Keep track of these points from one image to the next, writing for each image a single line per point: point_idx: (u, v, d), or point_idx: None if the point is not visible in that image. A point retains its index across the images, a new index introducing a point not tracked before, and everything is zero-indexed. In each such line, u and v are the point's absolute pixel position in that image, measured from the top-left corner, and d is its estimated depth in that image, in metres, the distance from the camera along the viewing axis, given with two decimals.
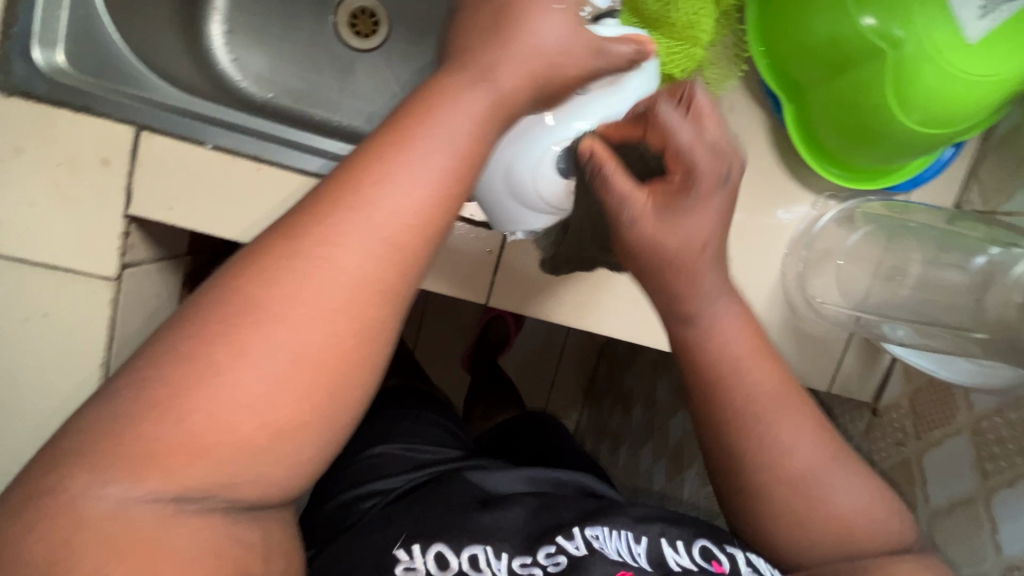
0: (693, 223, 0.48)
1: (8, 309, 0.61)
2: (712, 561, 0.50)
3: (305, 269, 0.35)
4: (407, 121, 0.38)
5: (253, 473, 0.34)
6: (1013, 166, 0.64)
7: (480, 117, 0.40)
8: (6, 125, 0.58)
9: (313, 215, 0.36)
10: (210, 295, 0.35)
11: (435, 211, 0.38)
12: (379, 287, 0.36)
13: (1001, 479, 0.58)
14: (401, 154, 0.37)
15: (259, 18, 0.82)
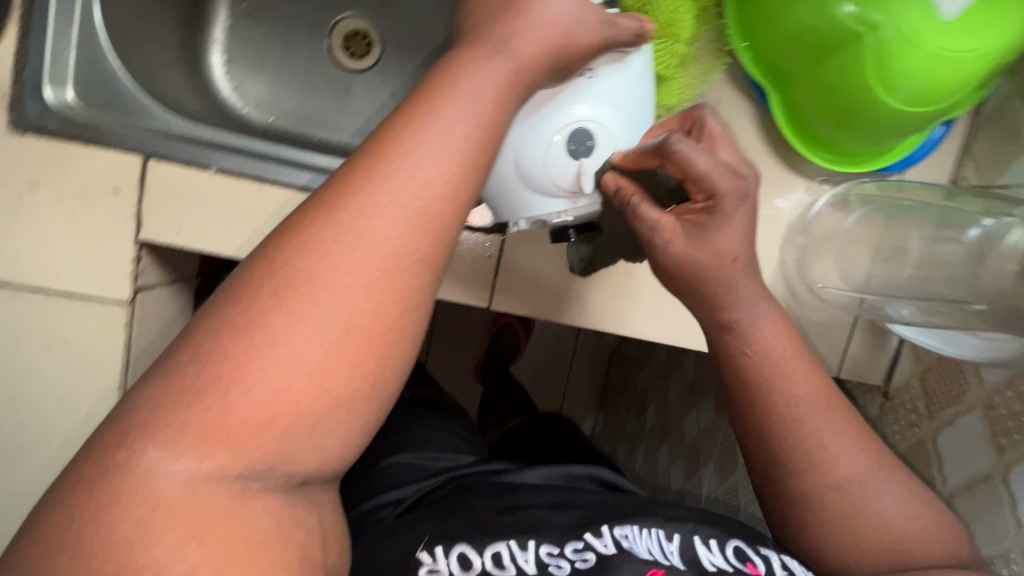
0: (721, 238, 0.49)
1: (28, 338, 0.63)
2: (747, 562, 0.49)
3: (346, 239, 0.36)
4: (428, 97, 0.40)
5: (314, 441, 0.34)
6: (1005, 140, 0.65)
7: (476, 117, 0.40)
8: (21, 162, 0.61)
9: (346, 188, 0.37)
10: (252, 272, 0.36)
11: (464, 181, 0.39)
12: (418, 252, 0.37)
13: (1016, 453, 0.57)
14: (426, 128, 0.39)
15: (257, 46, 0.85)
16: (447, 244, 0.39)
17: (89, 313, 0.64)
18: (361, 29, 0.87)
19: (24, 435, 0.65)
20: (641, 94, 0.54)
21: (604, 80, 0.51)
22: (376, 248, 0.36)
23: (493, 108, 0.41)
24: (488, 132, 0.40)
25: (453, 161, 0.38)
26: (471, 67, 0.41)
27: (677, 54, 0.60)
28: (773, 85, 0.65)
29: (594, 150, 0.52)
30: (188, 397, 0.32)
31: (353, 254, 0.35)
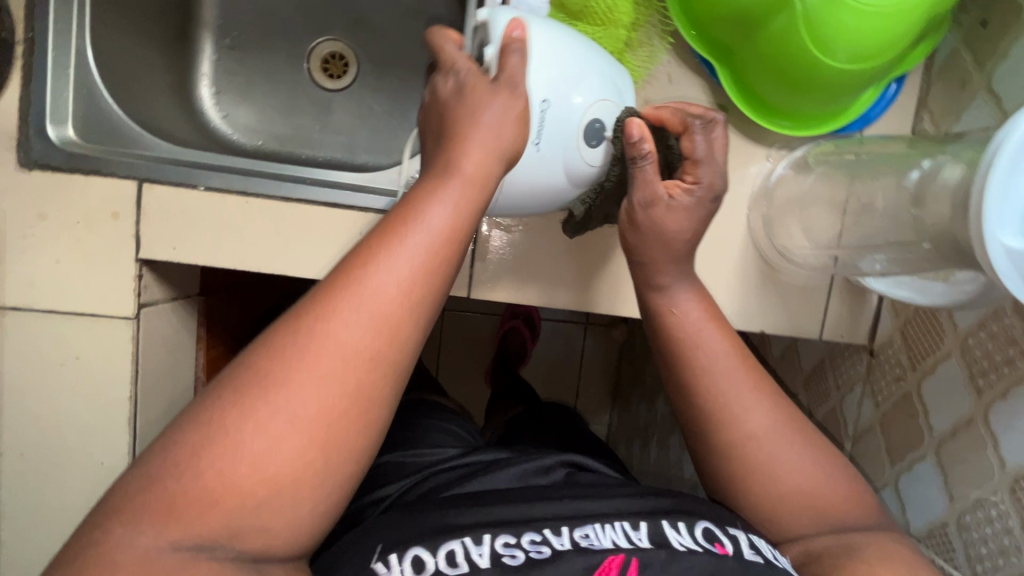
0: (682, 219, 0.58)
1: (44, 357, 0.68)
2: (715, 542, 0.49)
3: (307, 346, 0.40)
4: (399, 214, 0.45)
5: (258, 524, 0.38)
6: (955, 90, 0.66)
7: (446, 225, 0.44)
8: (31, 197, 0.66)
9: (318, 299, 0.42)
10: (231, 369, 0.41)
11: (423, 296, 0.43)
12: (370, 359, 0.40)
13: (994, 392, 0.57)
14: (394, 247, 0.43)
15: (242, 76, 0.90)
16: (409, 354, 0.42)
17: (99, 330, 0.69)
18: (338, 51, 0.93)
19: (45, 450, 0.70)
20: (590, 53, 0.57)
21: (556, 85, 0.55)
22: (342, 361, 0.40)
23: (458, 216, 0.45)
24: (445, 243, 0.44)
25: (416, 278, 0.42)
26: (435, 183, 0.46)
27: (617, 39, 0.64)
28: (722, 62, 0.68)
29: (606, 123, 0.57)
30: (162, 475, 0.37)
31: (320, 366, 0.39)
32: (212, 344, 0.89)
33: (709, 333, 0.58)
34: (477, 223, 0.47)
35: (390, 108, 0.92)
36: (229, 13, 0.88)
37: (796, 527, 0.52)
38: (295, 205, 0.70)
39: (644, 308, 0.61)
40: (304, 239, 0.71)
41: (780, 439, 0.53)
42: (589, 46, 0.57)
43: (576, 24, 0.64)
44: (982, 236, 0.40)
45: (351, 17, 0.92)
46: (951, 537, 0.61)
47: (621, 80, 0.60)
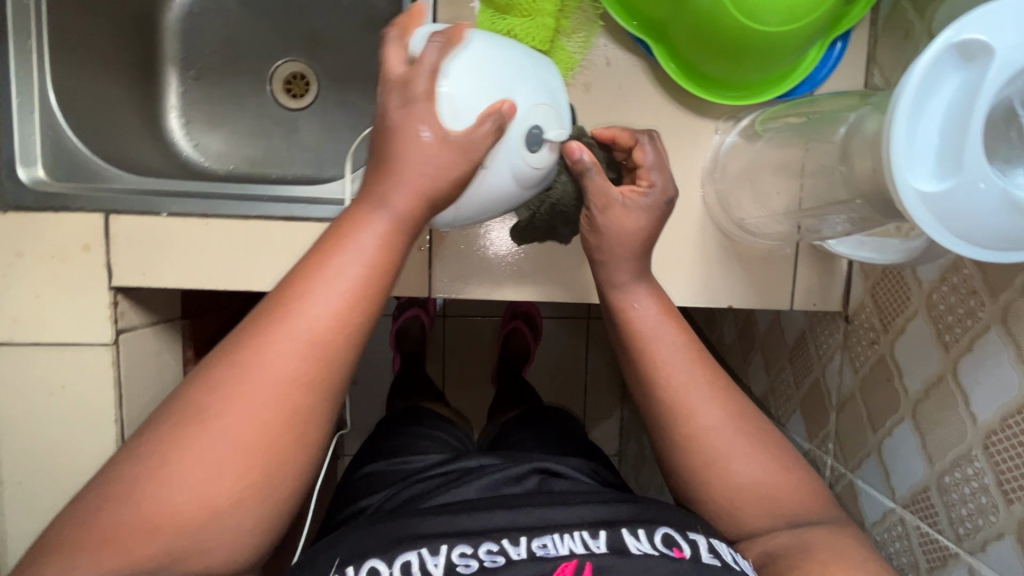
0: (634, 217, 0.56)
1: (33, 388, 0.72)
2: (673, 548, 0.50)
3: (241, 375, 0.42)
4: (330, 242, 0.46)
5: (202, 543, 0.41)
6: (900, 41, 0.64)
7: (373, 252, 0.45)
8: (8, 236, 0.70)
9: (251, 331, 0.44)
10: (174, 400, 0.43)
11: (353, 317, 0.44)
12: (301, 384, 0.42)
13: (961, 347, 0.55)
14: (322, 272, 0.44)
15: (209, 104, 0.93)
16: (340, 373, 0.44)
17: (81, 358, 0.72)
18: (298, 71, 0.95)
19: (40, 477, 0.73)
20: (516, 53, 0.53)
21: (491, 100, 0.49)
22: (272, 383, 0.42)
23: (386, 241, 0.46)
24: (376, 269, 0.45)
25: (343, 300, 0.44)
26: (363, 209, 0.46)
27: (547, 27, 0.65)
28: (659, 41, 0.67)
29: (547, 123, 0.53)
30: (106, 505, 0.39)
31: (251, 390, 0.42)
32: (201, 365, 0.92)
33: (666, 332, 0.56)
34: (408, 245, 0.47)
35: (352, 122, 0.94)
36: (191, 45, 0.91)
37: (740, 525, 0.53)
38: (254, 222, 0.72)
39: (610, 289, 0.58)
40: (266, 253, 0.73)
41: (733, 433, 0.53)
42: (511, 52, 0.53)
43: (504, 17, 0.65)
44: (894, 182, 0.39)
45: (308, 37, 0.94)
46: (933, 501, 0.59)
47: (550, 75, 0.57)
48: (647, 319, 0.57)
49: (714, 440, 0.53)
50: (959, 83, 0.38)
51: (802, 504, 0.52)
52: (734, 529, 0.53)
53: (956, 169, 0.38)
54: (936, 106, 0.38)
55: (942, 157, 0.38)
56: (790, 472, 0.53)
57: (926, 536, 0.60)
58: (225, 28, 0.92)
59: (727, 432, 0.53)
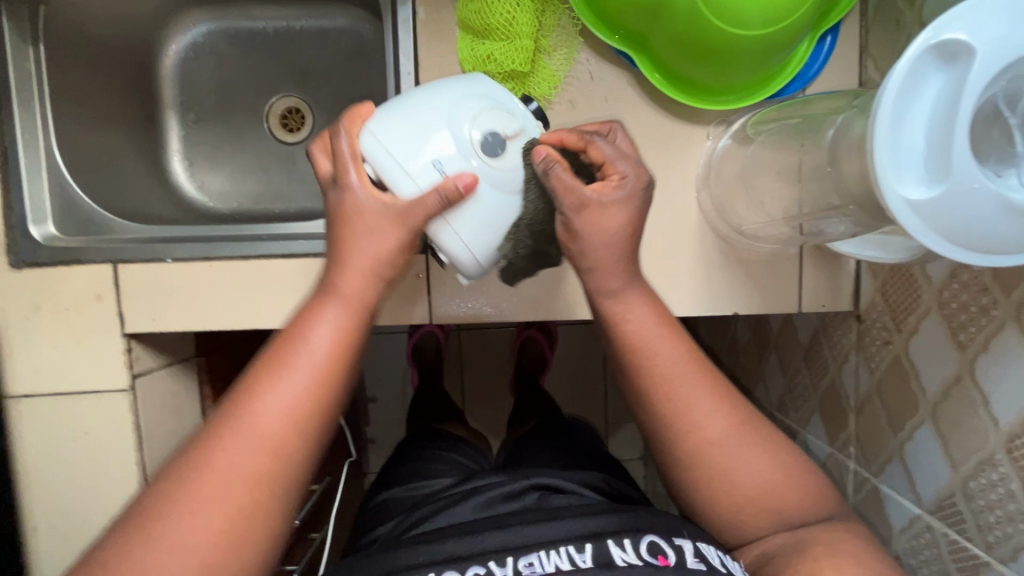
0: (611, 215, 0.51)
1: (57, 436, 0.74)
2: (658, 556, 0.50)
3: (201, 471, 0.44)
4: (287, 338, 0.50)
5: None
6: (892, 32, 0.62)
7: (329, 343, 0.49)
8: (26, 292, 0.73)
9: (212, 428, 0.46)
10: (135, 502, 0.45)
11: (309, 412, 0.47)
12: (259, 476, 0.45)
13: (977, 347, 0.53)
14: (276, 372, 0.48)
15: (209, 144, 0.94)
16: (299, 466, 0.47)
17: (100, 405, 0.74)
18: (293, 105, 0.96)
19: (71, 521, 0.75)
20: (444, 85, 0.54)
21: (428, 141, 0.51)
22: (229, 486, 0.44)
23: (341, 332, 0.50)
24: (332, 360, 0.49)
25: (298, 396, 0.47)
26: (315, 305, 0.51)
27: (527, 49, 0.65)
28: (642, 52, 0.67)
29: (494, 124, 0.51)
30: None
31: (208, 495, 0.44)
32: (219, 400, 0.94)
33: (663, 341, 0.54)
34: (360, 334, 0.52)
35: None
36: (189, 90, 0.93)
37: (742, 533, 0.52)
38: (255, 261, 0.73)
39: (602, 295, 0.55)
40: (269, 290, 0.74)
41: (737, 439, 0.52)
42: (438, 89, 0.53)
43: (484, 42, 0.66)
44: (881, 191, 0.38)
45: (301, 72, 0.95)
46: (960, 508, 0.56)
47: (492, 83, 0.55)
48: (643, 328, 0.54)
49: (721, 454, 0.51)
50: (942, 83, 0.36)
51: (810, 513, 0.52)
52: (742, 536, 0.52)
53: (945, 175, 0.36)
54: (920, 111, 0.37)
55: (930, 158, 0.37)
56: (804, 487, 0.52)
57: (955, 544, 0.57)
58: (220, 70, 0.94)
59: (731, 443, 0.52)
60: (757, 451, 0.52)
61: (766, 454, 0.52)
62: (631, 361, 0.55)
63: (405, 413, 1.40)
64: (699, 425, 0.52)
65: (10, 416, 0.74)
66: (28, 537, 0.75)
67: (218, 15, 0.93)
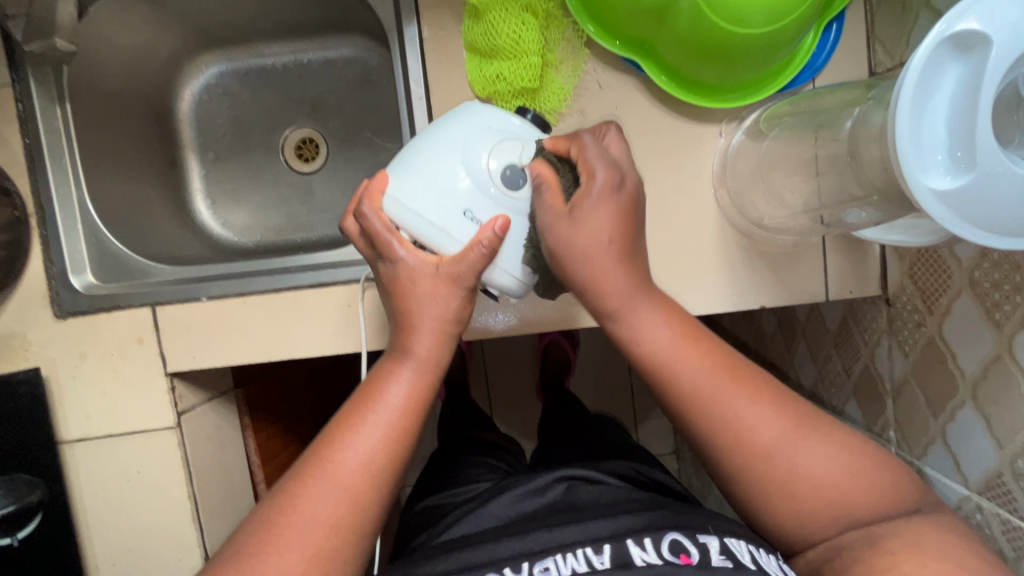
0: (591, 223, 0.51)
1: (111, 477, 0.77)
2: (680, 555, 0.49)
3: (280, 521, 0.46)
4: (364, 395, 0.52)
5: None
6: (898, 15, 0.62)
7: (400, 400, 0.51)
8: (71, 341, 0.76)
9: (292, 479, 0.49)
10: (217, 551, 0.47)
11: (384, 467, 0.49)
12: (336, 527, 0.46)
13: (1013, 325, 0.52)
14: (357, 427, 0.50)
15: (229, 181, 0.97)
16: (370, 519, 0.48)
17: (149, 443, 0.77)
18: (307, 135, 0.99)
19: (131, 559, 0.78)
20: (443, 134, 0.57)
21: (454, 199, 0.55)
22: (309, 536, 0.45)
23: (410, 392, 0.52)
24: (405, 416, 0.51)
25: (374, 452, 0.49)
26: (392, 363, 0.53)
27: (534, 66, 0.66)
28: (647, 57, 0.68)
29: (505, 162, 0.55)
30: None
31: (289, 544, 0.45)
32: (259, 428, 0.96)
33: (682, 341, 0.53)
34: (431, 391, 0.53)
35: (363, 176, 0.96)
36: (206, 131, 0.96)
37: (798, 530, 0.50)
38: (285, 293, 0.76)
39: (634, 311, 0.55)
40: (301, 320, 0.76)
41: (788, 437, 0.50)
42: (442, 140, 0.57)
43: (492, 62, 0.67)
44: (906, 182, 0.38)
45: (310, 103, 0.98)
46: (1010, 487, 0.56)
47: (485, 115, 0.58)
48: (660, 340, 0.53)
49: (763, 434, 0.50)
50: (960, 73, 0.37)
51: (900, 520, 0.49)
52: (809, 522, 0.50)
53: (971, 163, 0.37)
54: (940, 100, 0.37)
55: (953, 145, 0.37)
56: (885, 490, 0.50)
57: (1009, 524, 0.56)
58: (233, 109, 0.97)
59: (779, 441, 0.50)
60: (809, 442, 0.50)
61: (814, 447, 0.50)
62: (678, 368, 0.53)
63: (435, 426, 1.41)
64: (747, 433, 0.50)
65: (65, 460, 0.77)
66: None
67: (228, 56, 0.96)
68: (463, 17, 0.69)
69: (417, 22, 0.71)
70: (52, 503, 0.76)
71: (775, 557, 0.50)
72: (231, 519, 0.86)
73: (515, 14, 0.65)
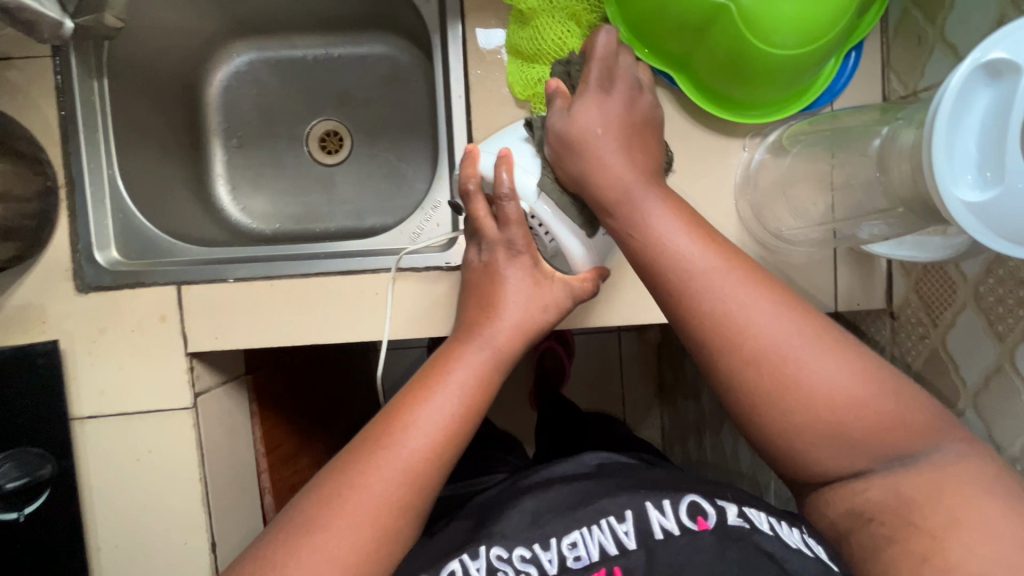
0: None
1: (122, 455, 0.76)
2: (698, 518, 0.52)
3: (348, 489, 0.47)
4: (433, 373, 0.54)
5: None
6: (913, 48, 0.67)
7: (471, 380, 0.53)
8: (92, 316, 0.75)
9: (361, 449, 0.50)
10: (283, 515, 0.48)
11: (446, 447, 0.51)
12: (402, 501, 0.48)
13: (1015, 336, 0.56)
14: (427, 403, 0.52)
15: (251, 168, 0.98)
16: (429, 498, 0.50)
17: (164, 422, 0.76)
18: (332, 128, 1.00)
19: (136, 540, 0.77)
20: None
21: None
22: (377, 506, 0.47)
23: (482, 377, 0.54)
24: (476, 398, 0.53)
25: (443, 429, 0.51)
26: (466, 345, 0.56)
27: None
28: (679, 70, 0.71)
29: None
30: None
31: (359, 513, 0.47)
32: (265, 417, 0.95)
33: (703, 276, 0.49)
34: (501, 376, 0.56)
35: (386, 171, 0.98)
36: (232, 116, 0.97)
37: (837, 464, 0.48)
38: (312, 279, 0.76)
39: None
40: (327, 307, 0.77)
41: (802, 342, 0.48)
42: None
43: (534, 66, 0.70)
44: (938, 194, 0.42)
45: (337, 96, 0.99)
46: None
47: None
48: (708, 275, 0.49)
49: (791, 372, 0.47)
50: (990, 97, 0.41)
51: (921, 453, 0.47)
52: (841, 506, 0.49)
53: (998, 179, 0.40)
54: (969, 120, 0.41)
55: (982, 163, 0.41)
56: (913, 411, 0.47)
57: None
58: (260, 97, 0.98)
59: (793, 346, 0.47)
60: (824, 357, 0.47)
61: (828, 355, 0.47)
62: (701, 322, 0.49)
63: None
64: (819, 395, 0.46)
65: (75, 436, 0.76)
66: (94, 556, 0.77)
67: (259, 45, 0.97)
68: (507, 21, 0.72)
69: (461, 25, 0.73)
70: (60, 479, 0.75)
71: (800, 531, 0.52)
72: (238, 505, 0.85)
73: (561, 22, 0.67)
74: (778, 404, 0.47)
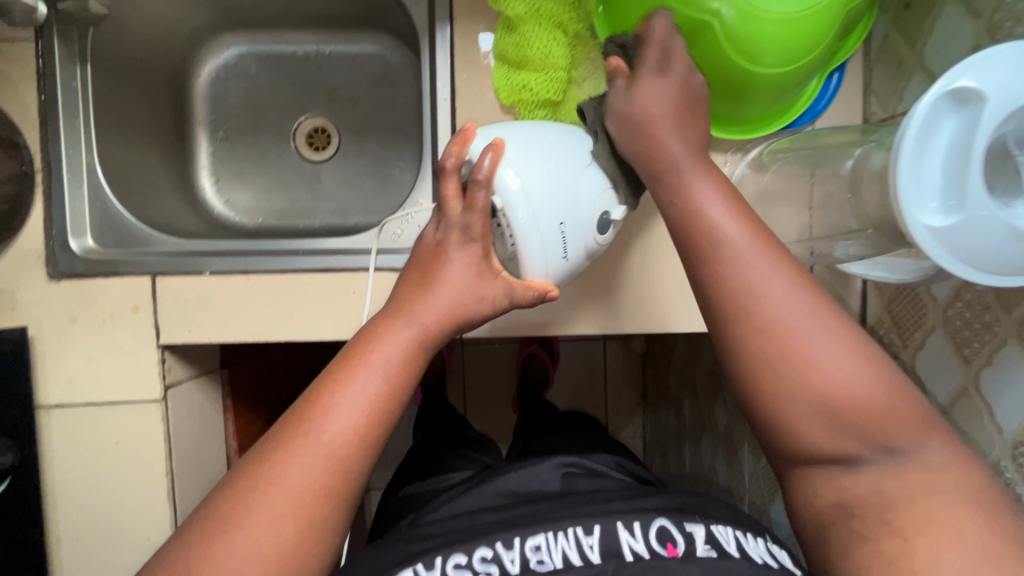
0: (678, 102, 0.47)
1: (88, 446, 0.75)
2: (667, 544, 0.52)
3: (264, 482, 0.46)
4: (354, 351, 0.51)
5: None
6: (894, 73, 0.68)
7: (396, 359, 0.51)
8: (63, 303, 0.74)
9: (278, 439, 0.47)
10: (201, 511, 0.46)
11: (370, 429, 0.48)
12: (322, 491, 0.46)
13: (981, 360, 0.57)
14: (344, 385, 0.49)
15: (236, 163, 0.97)
16: (354, 481, 0.48)
17: (132, 414, 0.75)
18: (320, 124, 1.00)
19: (97, 533, 0.76)
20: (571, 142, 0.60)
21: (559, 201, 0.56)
22: (294, 495, 0.45)
23: (408, 355, 0.51)
24: (400, 376, 0.50)
25: (363, 411, 0.48)
26: (390, 324, 0.53)
27: (560, 81, 0.70)
28: None
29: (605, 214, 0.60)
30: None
31: (275, 503, 0.45)
32: (239, 412, 0.94)
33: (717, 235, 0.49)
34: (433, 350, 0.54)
35: (373, 170, 0.97)
36: (219, 108, 0.96)
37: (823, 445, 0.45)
38: (290, 275, 0.76)
39: None
40: (304, 304, 0.76)
41: (801, 306, 0.46)
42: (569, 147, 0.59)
43: (520, 72, 0.70)
44: (905, 218, 0.43)
45: (326, 93, 0.99)
46: None
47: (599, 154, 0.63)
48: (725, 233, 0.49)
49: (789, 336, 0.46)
50: (956, 125, 0.42)
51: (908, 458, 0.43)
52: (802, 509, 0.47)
53: (961, 206, 0.41)
54: (936, 146, 0.42)
55: (946, 191, 0.42)
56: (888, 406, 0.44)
57: None
58: (248, 90, 0.97)
59: (792, 312, 0.46)
60: (823, 325, 0.46)
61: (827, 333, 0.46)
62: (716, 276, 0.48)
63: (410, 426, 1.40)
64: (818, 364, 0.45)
65: (40, 424, 0.75)
66: (53, 547, 0.75)
67: (250, 39, 0.97)
68: (495, 26, 0.73)
69: (450, 28, 0.73)
70: (22, 469, 0.73)
71: (763, 543, 0.54)
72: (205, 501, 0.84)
73: (547, 31, 0.68)
74: (761, 357, 0.46)
